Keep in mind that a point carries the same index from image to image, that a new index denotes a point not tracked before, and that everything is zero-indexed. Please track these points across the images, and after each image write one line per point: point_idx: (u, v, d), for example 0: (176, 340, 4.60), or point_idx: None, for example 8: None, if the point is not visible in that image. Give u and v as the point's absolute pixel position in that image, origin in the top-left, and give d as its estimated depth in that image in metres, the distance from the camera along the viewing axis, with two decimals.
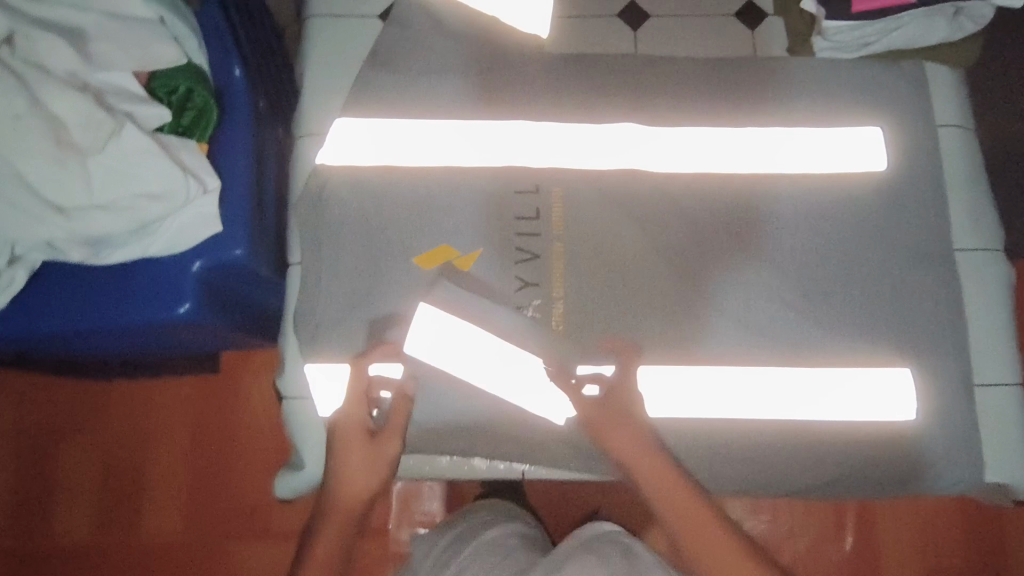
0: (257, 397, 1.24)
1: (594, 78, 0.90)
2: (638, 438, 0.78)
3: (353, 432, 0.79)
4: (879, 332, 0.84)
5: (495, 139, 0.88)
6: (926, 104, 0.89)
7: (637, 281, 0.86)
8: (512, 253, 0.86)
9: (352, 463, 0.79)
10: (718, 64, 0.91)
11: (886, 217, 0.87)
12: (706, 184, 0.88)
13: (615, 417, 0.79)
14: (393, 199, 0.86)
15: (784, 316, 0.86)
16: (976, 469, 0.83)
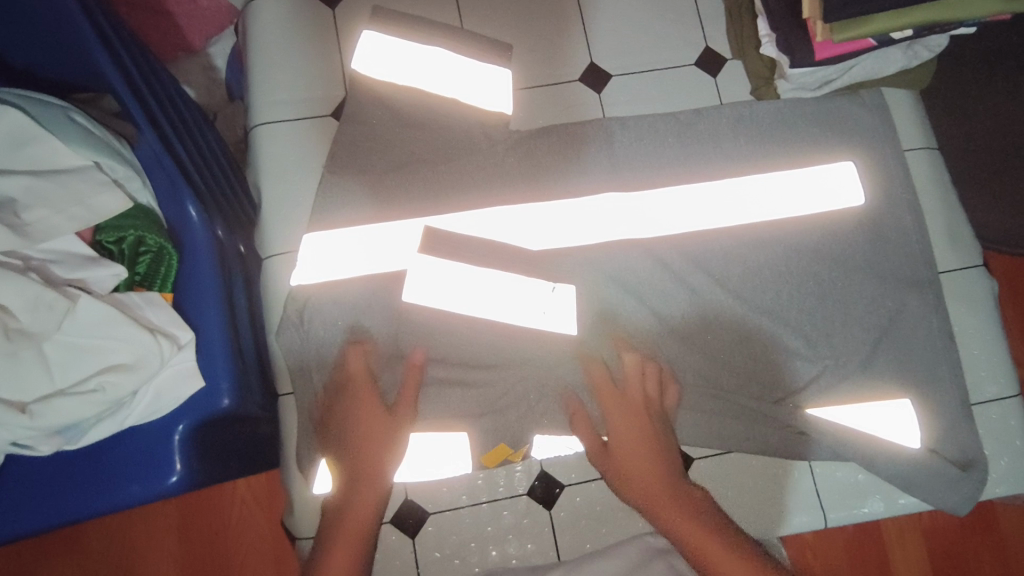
0: (256, 535, 1.06)
1: (566, 150, 0.88)
2: (641, 446, 0.75)
3: (370, 406, 0.76)
4: (888, 367, 0.84)
5: (476, 228, 0.84)
6: (890, 132, 0.90)
7: (645, 352, 0.84)
8: (506, 299, 0.83)
9: (373, 442, 0.75)
10: (686, 117, 0.90)
11: (873, 250, 0.87)
12: (697, 244, 0.86)
13: (618, 433, 0.76)
14: (379, 308, 0.82)
15: (797, 366, 0.84)
16: (997, 486, 0.84)
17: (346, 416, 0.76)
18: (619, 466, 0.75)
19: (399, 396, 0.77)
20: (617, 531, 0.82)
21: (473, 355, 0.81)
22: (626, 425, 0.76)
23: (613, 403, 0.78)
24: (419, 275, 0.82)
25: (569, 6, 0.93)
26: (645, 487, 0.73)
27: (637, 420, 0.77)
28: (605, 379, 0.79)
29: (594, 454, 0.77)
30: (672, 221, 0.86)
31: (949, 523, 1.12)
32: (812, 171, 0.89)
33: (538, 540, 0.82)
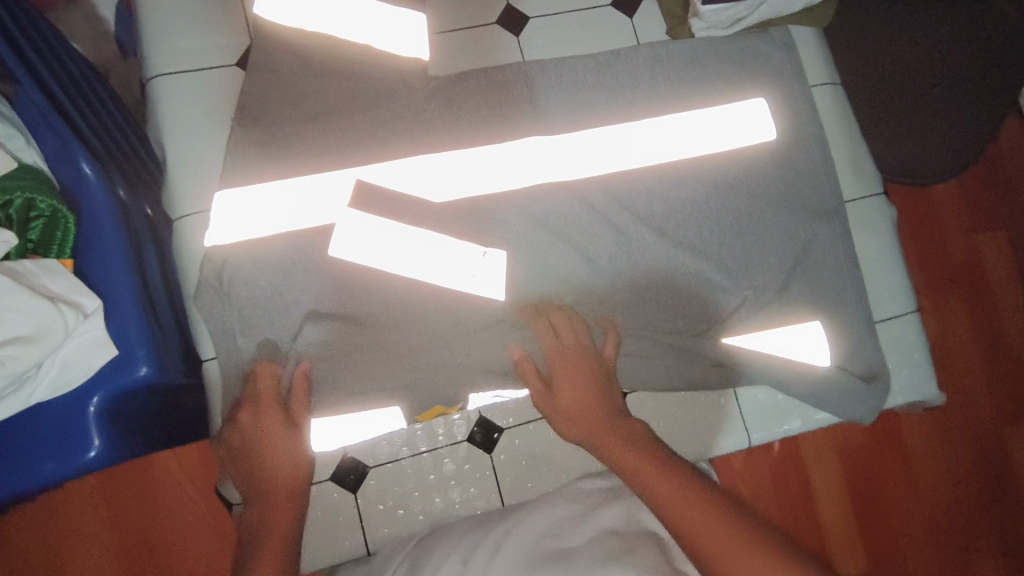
0: (194, 508, 1.03)
1: (487, 96, 0.87)
2: (581, 387, 0.77)
3: (266, 414, 0.74)
4: (801, 293, 0.89)
5: (398, 179, 0.82)
6: (797, 69, 0.94)
7: (575, 295, 0.85)
8: (434, 254, 0.81)
9: (270, 450, 0.72)
10: (605, 58, 0.90)
11: (786, 182, 0.91)
12: (621, 184, 0.87)
13: (562, 382, 0.78)
14: (303, 266, 0.79)
15: (720, 297, 0.87)
16: (897, 396, 0.92)
17: (248, 443, 0.73)
18: (560, 408, 0.77)
19: (294, 397, 0.75)
20: (557, 468, 0.85)
21: (403, 310, 0.80)
22: (568, 367, 0.78)
23: (555, 352, 0.79)
24: (342, 231, 0.79)
25: None
26: (585, 423, 0.76)
27: (580, 374, 0.78)
28: (549, 336, 0.80)
29: (539, 398, 0.78)
30: (596, 163, 0.87)
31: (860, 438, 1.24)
32: (721, 109, 0.91)
33: (481, 484, 0.83)
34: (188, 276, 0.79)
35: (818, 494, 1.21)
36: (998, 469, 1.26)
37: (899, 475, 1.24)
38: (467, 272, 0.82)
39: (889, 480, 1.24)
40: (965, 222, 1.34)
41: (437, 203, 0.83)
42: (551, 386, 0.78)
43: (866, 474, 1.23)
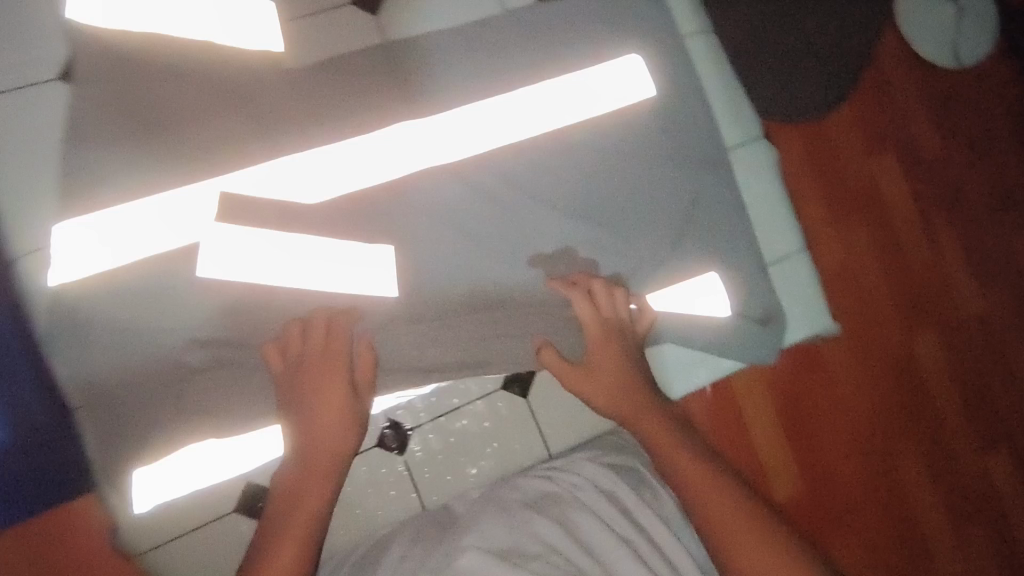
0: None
1: (351, 84, 0.82)
2: (620, 362, 0.80)
3: (334, 393, 0.70)
4: (695, 246, 0.90)
5: (266, 183, 0.77)
6: (668, 21, 0.93)
7: (473, 279, 0.83)
8: (316, 258, 0.77)
9: (313, 433, 0.69)
10: (472, 32, 0.87)
11: (667, 139, 0.91)
12: (504, 162, 0.85)
13: (596, 361, 0.80)
14: (172, 291, 0.73)
15: (616, 262, 0.87)
16: (797, 332, 0.95)
17: (301, 401, 0.70)
18: (596, 387, 0.79)
19: (358, 369, 0.73)
20: (476, 453, 0.84)
21: (291, 320, 0.76)
22: (603, 343, 0.80)
23: (592, 327, 0.81)
24: (208, 247, 0.74)
25: None
26: (621, 405, 0.78)
27: (614, 351, 0.80)
28: (587, 306, 0.81)
29: (574, 381, 0.80)
30: (475, 142, 0.85)
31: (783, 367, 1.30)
32: (591, 71, 0.89)
33: (399, 484, 0.82)
34: (38, 321, 0.71)
35: (750, 427, 1.26)
36: (908, 372, 1.39)
37: (822, 394, 1.32)
38: (353, 272, 0.78)
39: (813, 402, 1.31)
40: (860, 147, 1.42)
41: (312, 204, 0.78)
42: (588, 368, 0.80)
43: (793, 397, 1.29)
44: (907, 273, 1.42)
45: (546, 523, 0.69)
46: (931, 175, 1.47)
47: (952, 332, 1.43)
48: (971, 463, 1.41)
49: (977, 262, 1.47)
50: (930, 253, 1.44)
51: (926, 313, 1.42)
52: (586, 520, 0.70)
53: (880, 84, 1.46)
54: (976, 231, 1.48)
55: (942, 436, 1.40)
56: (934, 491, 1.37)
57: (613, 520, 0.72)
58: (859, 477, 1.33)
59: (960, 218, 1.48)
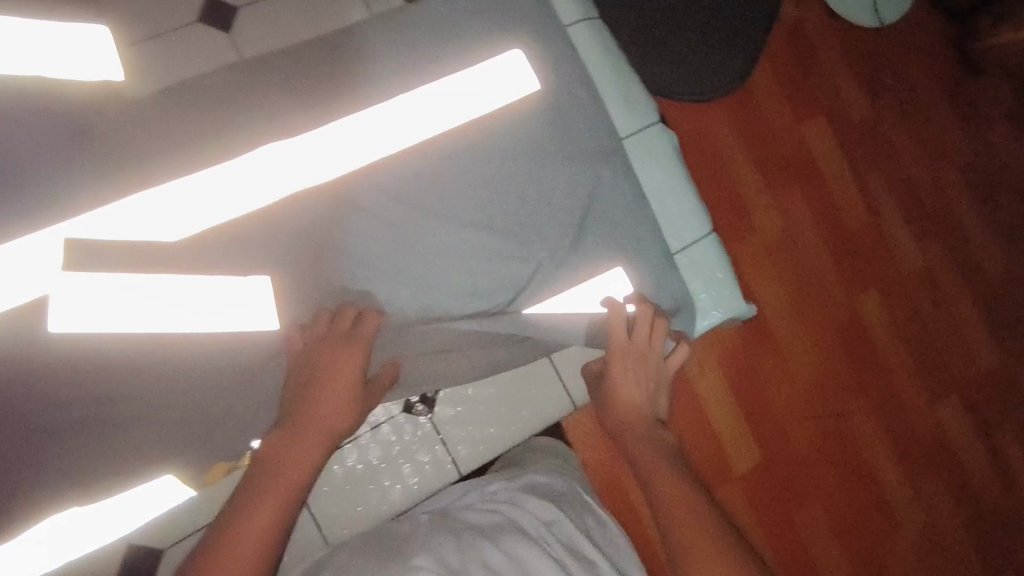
0: None
1: (210, 110, 0.77)
2: (640, 378, 0.84)
3: (349, 381, 0.73)
4: (596, 244, 0.86)
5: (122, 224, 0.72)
6: (547, 11, 0.89)
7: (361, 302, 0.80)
8: (184, 299, 0.72)
9: (322, 412, 0.71)
10: (338, 41, 0.82)
11: (558, 133, 0.86)
12: (383, 175, 0.81)
13: (616, 375, 0.84)
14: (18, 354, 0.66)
15: (513, 269, 0.84)
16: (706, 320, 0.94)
17: (308, 379, 0.72)
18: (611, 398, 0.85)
19: (380, 373, 0.79)
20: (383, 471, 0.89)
21: (162, 365, 0.72)
22: (626, 356, 0.84)
23: (620, 343, 0.84)
24: (58, 302, 0.67)
25: None
26: (627, 417, 0.83)
27: (637, 380, 0.84)
28: (624, 337, 0.84)
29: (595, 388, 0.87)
30: (349, 157, 0.80)
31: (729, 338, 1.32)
32: (471, 71, 0.84)
33: (319, 504, 0.87)
34: None
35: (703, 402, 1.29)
36: (856, 336, 1.35)
37: (773, 362, 1.32)
38: (224, 308, 0.74)
39: (763, 371, 1.32)
40: (787, 115, 1.39)
41: (171, 242, 0.73)
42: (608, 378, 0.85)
43: (740, 368, 1.32)
44: (846, 237, 1.38)
45: (493, 552, 0.68)
46: (864, 135, 1.42)
47: (901, 295, 1.38)
48: (934, 429, 1.35)
49: (924, 220, 1.41)
50: (870, 215, 1.40)
51: (870, 276, 1.38)
52: (531, 547, 0.69)
53: (804, 49, 1.42)
54: (917, 190, 1.42)
55: (899, 402, 1.35)
56: (893, 458, 1.33)
57: (554, 547, 0.71)
58: (810, 444, 1.31)
59: (898, 177, 1.42)
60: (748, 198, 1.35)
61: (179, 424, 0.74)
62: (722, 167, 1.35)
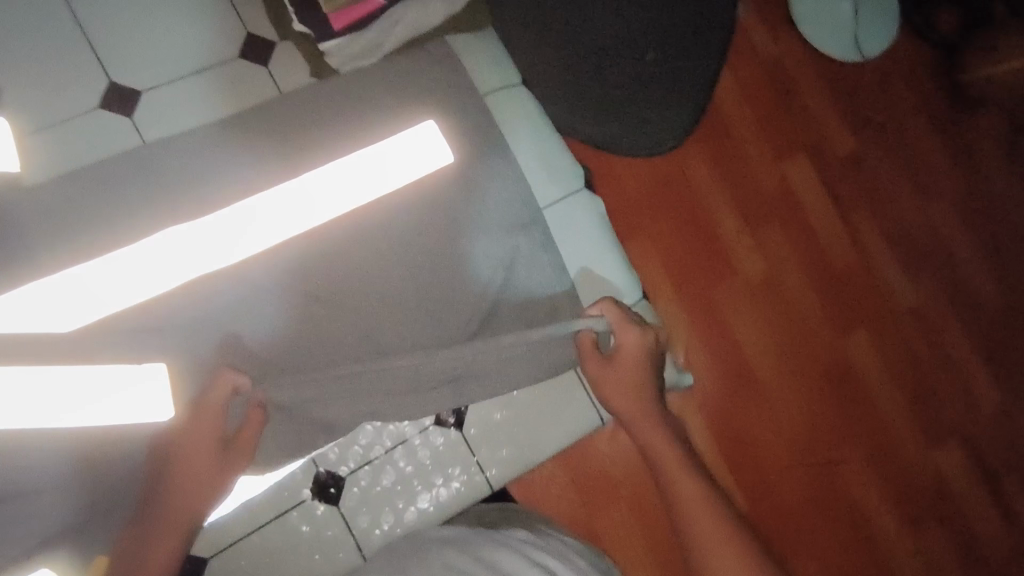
0: None
1: (109, 195, 0.76)
2: (639, 370, 0.83)
3: (203, 442, 0.72)
4: (503, 314, 0.86)
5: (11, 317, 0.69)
6: (463, 79, 0.87)
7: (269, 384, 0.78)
8: (77, 390, 0.70)
9: (183, 480, 0.71)
10: (244, 117, 0.81)
11: (472, 207, 0.86)
12: (292, 254, 0.80)
13: (622, 362, 0.82)
14: None
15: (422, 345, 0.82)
16: None
17: (172, 453, 0.72)
18: (614, 383, 0.82)
19: (241, 430, 0.74)
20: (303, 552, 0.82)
21: (56, 459, 0.71)
22: (635, 348, 0.82)
23: (623, 336, 0.83)
24: None
25: (60, 16, 0.78)
26: (628, 406, 0.83)
27: (636, 374, 0.83)
28: (631, 329, 0.83)
29: (594, 368, 0.84)
30: (257, 237, 0.78)
31: (711, 387, 1.21)
32: (385, 146, 0.83)
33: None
34: None
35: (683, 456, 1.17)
36: (845, 380, 1.26)
37: (757, 413, 1.22)
38: (118, 399, 0.72)
39: (745, 420, 1.22)
40: (767, 151, 1.29)
41: (67, 333, 0.72)
42: (610, 360, 0.83)
43: (723, 419, 1.21)
44: (833, 276, 1.28)
45: (468, 558, 0.65)
46: (851, 169, 1.32)
47: (893, 333, 1.29)
48: (931, 476, 1.26)
49: (917, 255, 1.31)
50: (859, 252, 1.30)
51: (861, 317, 1.28)
52: (509, 554, 0.65)
53: (784, 79, 1.32)
54: (911, 224, 1.32)
55: (895, 447, 1.26)
56: (891, 508, 1.23)
57: (535, 555, 0.67)
58: (801, 497, 1.21)
59: (890, 210, 1.32)
60: (726, 238, 1.25)
61: (67, 521, 0.71)
62: (697, 203, 1.25)
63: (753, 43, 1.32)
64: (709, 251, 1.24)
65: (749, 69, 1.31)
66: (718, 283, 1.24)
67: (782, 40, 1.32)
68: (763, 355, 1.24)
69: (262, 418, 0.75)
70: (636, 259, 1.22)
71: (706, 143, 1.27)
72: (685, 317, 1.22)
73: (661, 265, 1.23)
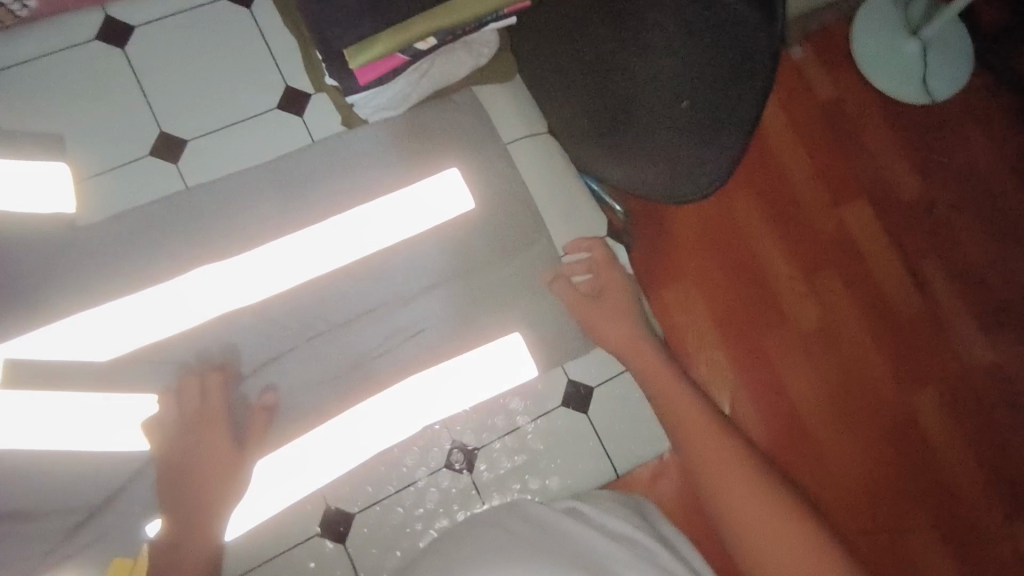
0: None
1: (152, 234, 0.82)
2: (622, 300, 0.86)
3: (214, 426, 0.75)
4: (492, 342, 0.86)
5: (66, 343, 0.77)
6: (487, 129, 0.91)
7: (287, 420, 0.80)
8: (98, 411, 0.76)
9: (205, 462, 0.74)
10: (279, 163, 0.87)
11: (492, 251, 0.87)
12: (316, 292, 0.83)
13: (608, 290, 0.86)
14: None
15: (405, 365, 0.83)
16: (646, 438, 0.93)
17: (188, 457, 0.74)
18: (603, 311, 0.85)
19: (252, 420, 0.77)
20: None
21: (87, 479, 0.76)
22: (617, 281, 0.87)
23: (604, 268, 0.88)
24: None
25: (123, 79, 0.88)
26: (619, 335, 0.83)
27: (623, 302, 0.86)
28: (612, 265, 0.88)
29: (582, 307, 0.85)
30: (287, 274, 0.83)
31: (761, 440, 1.13)
32: (410, 190, 0.87)
33: None
34: None
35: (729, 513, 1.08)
36: (910, 441, 1.15)
37: (814, 472, 1.12)
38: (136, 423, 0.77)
39: (802, 479, 1.12)
40: (823, 195, 1.23)
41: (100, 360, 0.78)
42: (597, 296, 0.86)
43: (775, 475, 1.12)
44: (898, 327, 1.19)
45: (515, 521, 0.67)
46: (917, 216, 1.24)
47: (965, 393, 1.18)
48: (1018, 557, 1.11)
49: (990, 309, 1.21)
50: (927, 304, 1.21)
51: (930, 374, 1.18)
52: (558, 514, 0.69)
53: (843, 122, 1.26)
54: (988, 275, 1.22)
55: (971, 520, 1.13)
56: None
57: (582, 514, 0.70)
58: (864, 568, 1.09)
59: (960, 258, 1.23)
60: (777, 283, 1.19)
61: (88, 539, 0.74)
62: (745, 247, 1.20)
63: (805, 84, 1.27)
64: (758, 297, 1.18)
65: (807, 110, 1.26)
66: (769, 330, 1.17)
67: (842, 82, 1.28)
68: (818, 409, 1.15)
69: (269, 418, 0.78)
70: (680, 303, 1.16)
71: (758, 185, 1.23)
72: (732, 364, 1.15)
73: (707, 309, 1.17)
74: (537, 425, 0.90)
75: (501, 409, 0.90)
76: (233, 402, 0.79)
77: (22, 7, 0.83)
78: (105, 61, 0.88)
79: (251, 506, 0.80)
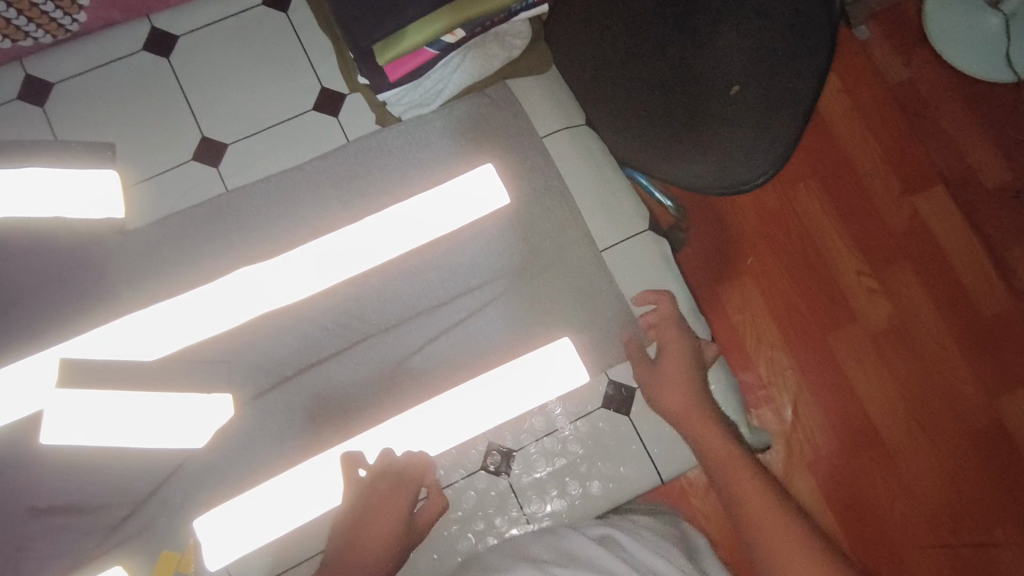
0: None
1: (196, 237, 0.84)
2: (681, 363, 0.75)
3: (402, 484, 0.73)
4: (528, 340, 0.83)
5: (122, 341, 0.80)
6: (521, 122, 0.88)
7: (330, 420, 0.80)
8: (150, 407, 0.79)
9: (384, 508, 0.71)
10: (314, 165, 0.87)
11: (526, 248, 0.85)
12: (354, 289, 0.83)
13: (666, 356, 0.76)
14: (34, 459, 0.77)
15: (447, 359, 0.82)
16: None
17: (367, 505, 0.71)
18: (657, 377, 0.76)
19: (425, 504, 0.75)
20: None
21: (137, 472, 0.78)
22: (677, 344, 0.77)
23: (664, 329, 0.78)
24: (51, 414, 0.78)
25: (170, 87, 0.91)
26: (674, 399, 0.73)
27: (682, 371, 0.75)
28: (675, 325, 0.78)
29: (640, 370, 0.78)
30: (327, 271, 0.83)
31: (827, 445, 1.06)
32: (445, 188, 0.86)
33: None
34: None
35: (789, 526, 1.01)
36: (1000, 449, 1.05)
37: (886, 481, 1.04)
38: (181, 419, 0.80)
39: (871, 486, 1.04)
40: (895, 184, 1.13)
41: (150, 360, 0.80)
42: (656, 360, 0.77)
43: (841, 484, 1.04)
44: (984, 325, 1.09)
45: (541, 548, 0.67)
46: (1002, 203, 1.13)
47: None
48: None
49: None
50: (1018, 300, 1.09)
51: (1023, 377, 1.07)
52: (585, 541, 0.68)
53: (916, 105, 1.17)
54: None
55: None
56: None
57: (610, 541, 0.68)
58: None
59: None
60: (845, 279, 1.11)
61: (139, 528, 0.77)
62: (809, 240, 1.12)
63: (869, 61, 1.18)
64: (823, 292, 1.10)
65: (875, 92, 1.17)
66: (836, 328, 1.09)
67: (914, 62, 1.18)
68: (892, 412, 1.06)
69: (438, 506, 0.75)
70: (736, 301, 1.10)
71: (821, 174, 1.14)
72: (795, 366, 1.08)
73: (766, 309, 1.10)
74: (577, 428, 0.85)
75: (539, 410, 0.85)
76: (279, 400, 0.80)
77: (72, 23, 0.89)
78: (153, 71, 0.92)
79: (289, 508, 0.79)
